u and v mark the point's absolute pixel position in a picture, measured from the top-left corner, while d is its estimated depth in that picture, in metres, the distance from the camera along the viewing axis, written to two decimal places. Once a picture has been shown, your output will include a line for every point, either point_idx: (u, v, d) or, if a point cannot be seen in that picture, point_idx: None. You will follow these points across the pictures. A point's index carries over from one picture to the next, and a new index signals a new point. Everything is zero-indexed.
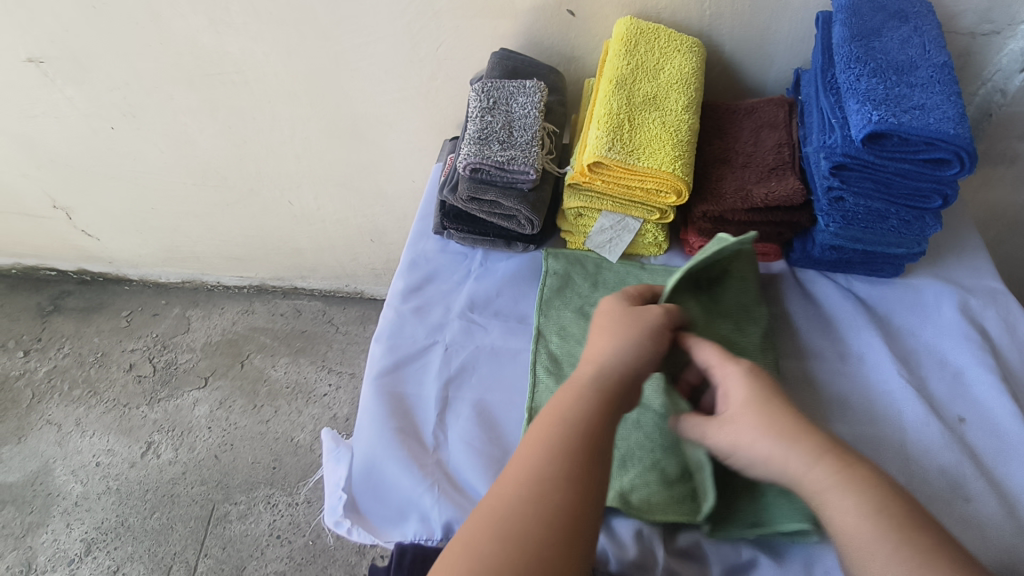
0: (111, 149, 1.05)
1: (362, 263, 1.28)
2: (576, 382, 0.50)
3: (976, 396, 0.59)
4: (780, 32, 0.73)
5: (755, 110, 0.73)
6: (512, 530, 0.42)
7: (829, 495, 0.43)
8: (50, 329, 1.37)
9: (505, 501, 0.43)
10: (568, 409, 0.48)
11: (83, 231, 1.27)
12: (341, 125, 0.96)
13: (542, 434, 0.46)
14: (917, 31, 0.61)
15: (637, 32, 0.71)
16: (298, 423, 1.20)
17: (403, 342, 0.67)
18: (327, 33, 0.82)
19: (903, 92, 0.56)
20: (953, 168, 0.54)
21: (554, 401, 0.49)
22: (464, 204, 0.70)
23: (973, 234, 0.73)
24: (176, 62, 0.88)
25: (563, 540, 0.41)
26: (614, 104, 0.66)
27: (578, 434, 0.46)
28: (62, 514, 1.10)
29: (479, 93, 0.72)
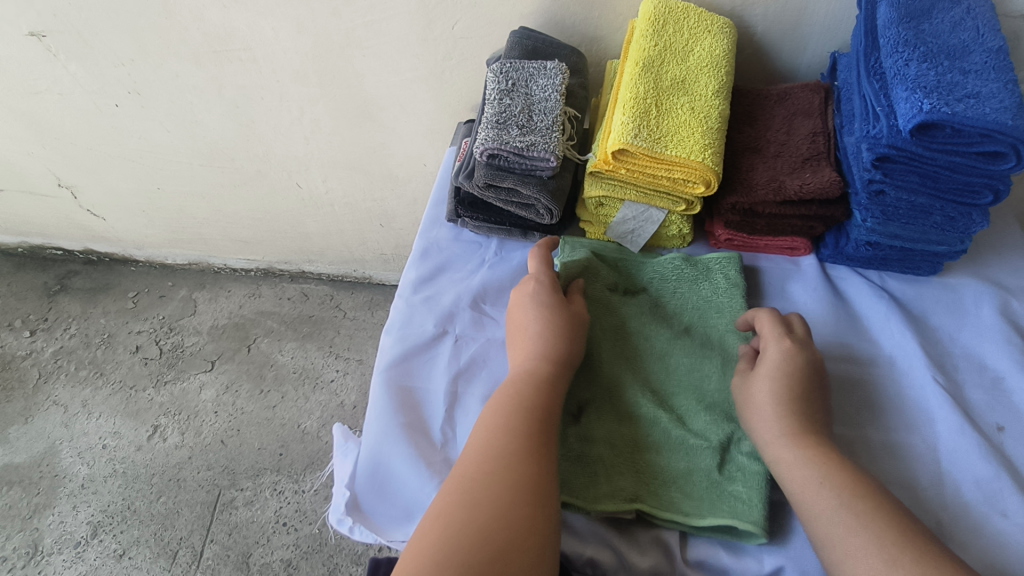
0: (116, 127, 1.02)
1: (370, 248, 1.25)
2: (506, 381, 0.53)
3: (1016, 403, 0.56)
4: (818, 13, 0.69)
5: (788, 96, 0.69)
6: (483, 497, 0.43)
7: (789, 466, 0.47)
8: (56, 309, 1.35)
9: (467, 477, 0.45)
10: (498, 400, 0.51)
11: (88, 211, 1.25)
12: (352, 105, 0.92)
13: (487, 422, 0.49)
14: (970, 13, 0.57)
15: (666, 11, 0.67)
16: (305, 409, 1.18)
17: (412, 332, 0.65)
18: (338, 9, 0.78)
19: (956, 79, 0.52)
20: (1008, 162, 0.51)
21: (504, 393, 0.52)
22: (480, 191, 0.66)
23: (1014, 231, 0.70)
24: (182, 37, 0.85)
25: (525, 506, 0.43)
26: (640, 88, 0.62)
27: (519, 415, 0.49)
28: (69, 495, 1.09)
29: (497, 74, 0.68)
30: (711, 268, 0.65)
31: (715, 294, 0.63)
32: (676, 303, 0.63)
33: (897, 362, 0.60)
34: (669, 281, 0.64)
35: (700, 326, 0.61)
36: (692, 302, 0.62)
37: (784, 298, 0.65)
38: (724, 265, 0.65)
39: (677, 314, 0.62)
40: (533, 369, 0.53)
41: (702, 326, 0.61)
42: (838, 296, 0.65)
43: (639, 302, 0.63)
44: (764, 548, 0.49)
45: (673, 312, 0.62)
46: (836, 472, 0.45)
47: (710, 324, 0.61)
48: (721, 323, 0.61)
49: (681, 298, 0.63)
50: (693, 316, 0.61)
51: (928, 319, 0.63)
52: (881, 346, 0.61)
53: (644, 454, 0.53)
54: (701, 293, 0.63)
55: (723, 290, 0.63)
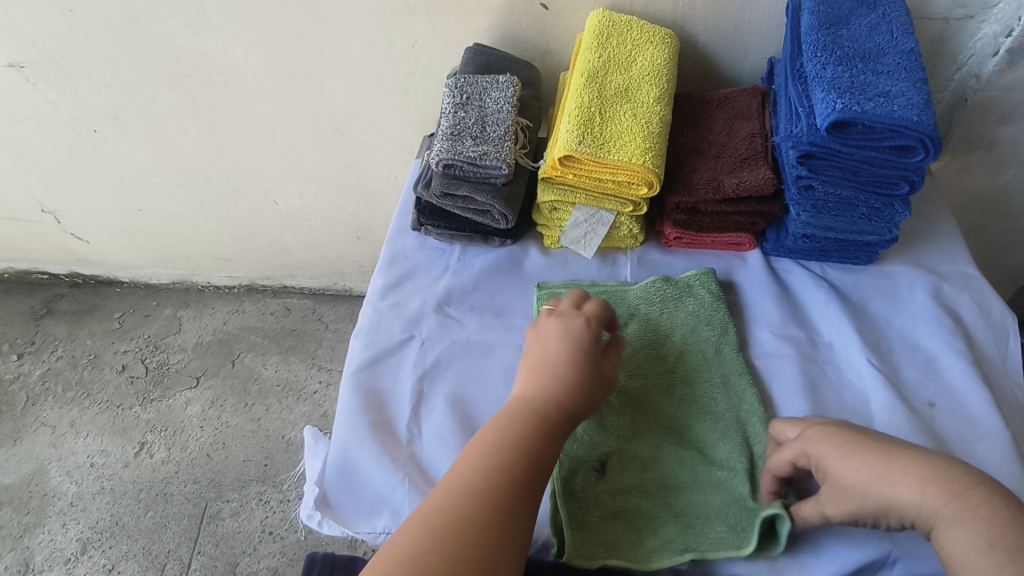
0: (96, 151, 1.05)
1: (349, 260, 1.29)
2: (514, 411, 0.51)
3: (948, 382, 0.59)
4: (754, 22, 0.73)
5: (728, 101, 0.73)
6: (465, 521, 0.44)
7: (942, 529, 0.42)
8: (43, 332, 1.38)
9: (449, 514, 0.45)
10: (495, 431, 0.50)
11: (72, 234, 1.28)
12: (322, 122, 0.96)
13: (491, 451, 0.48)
14: (886, 18, 0.61)
15: (610, 24, 0.71)
16: (290, 420, 1.21)
17: (380, 337, 0.68)
18: (304, 32, 0.82)
19: (869, 80, 0.56)
20: (918, 154, 0.55)
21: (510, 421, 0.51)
22: (438, 199, 0.70)
23: (948, 221, 0.73)
24: (155, 63, 0.88)
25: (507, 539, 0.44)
26: (585, 98, 0.66)
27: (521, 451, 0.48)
28: (58, 513, 1.11)
29: (452, 89, 0.72)
30: (691, 285, 0.67)
31: (699, 310, 0.64)
32: (666, 322, 0.64)
33: (835, 347, 0.63)
34: (655, 303, 0.65)
35: (695, 342, 0.62)
36: (682, 320, 0.64)
37: (733, 291, 0.69)
38: (704, 281, 0.67)
39: (670, 333, 0.63)
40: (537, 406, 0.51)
41: (697, 343, 0.62)
42: (782, 286, 0.69)
43: (632, 328, 0.63)
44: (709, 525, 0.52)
45: (666, 331, 0.63)
46: (987, 524, 0.40)
47: (703, 337, 0.62)
48: (712, 335, 0.63)
49: (671, 319, 0.64)
50: (686, 333, 0.63)
51: (866, 305, 0.66)
52: (821, 334, 0.65)
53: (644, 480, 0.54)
54: (688, 315, 0.64)
55: (709, 303, 0.65)
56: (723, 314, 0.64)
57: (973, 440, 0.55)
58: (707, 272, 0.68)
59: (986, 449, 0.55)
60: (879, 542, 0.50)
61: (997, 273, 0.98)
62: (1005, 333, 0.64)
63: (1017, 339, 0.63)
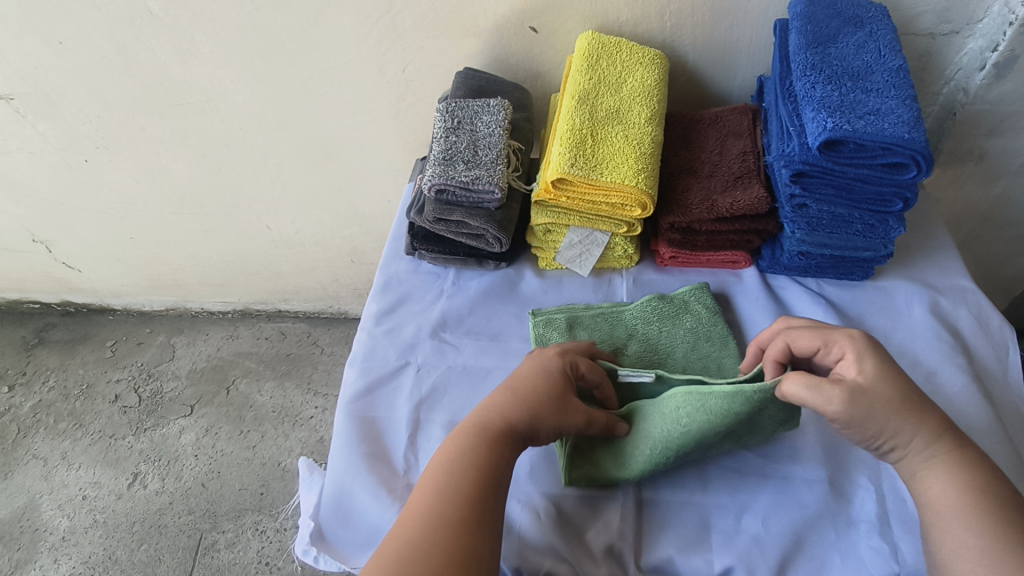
0: (87, 181, 1.05)
1: (344, 284, 1.28)
2: (478, 424, 0.50)
3: (949, 397, 0.59)
4: (743, 41, 0.73)
5: (719, 119, 0.73)
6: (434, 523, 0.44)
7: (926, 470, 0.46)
8: (34, 362, 1.36)
9: (430, 520, 0.44)
10: (469, 439, 0.49)
11: (63, 263, 1.27)
12: (314, 148, 0.96)
13: (450, 463, 0.48)
14: (873, 36, 0.61)
15: (599, 46, 0.71)
16: (286, 447, 1.19)
17: (375, 364, 0.67)
18: (294, 60, 0.82)
19: (858, 98, 0.56)
20: (911, 172, 0.55)
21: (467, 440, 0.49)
22: (431, 225, 0.70)
23: (942, 233, 0.73)
24: (146, 92, 0.88)
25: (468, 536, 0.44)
26: (576, 120, 0.66)
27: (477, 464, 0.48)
28: (50, 549, 1.09)
29: (443, 113, 0.72)
30: (687, 301, 0.66)
31: (698, 325, 0.64)
32: (666, 343, 0.63)
33: None
34: (653, 323, 0.65)
35: (697, 360, 0.61)
36: (681, 337, 0.63)
37: (730, 308, 0.68)
38: (698, 295, 0.67)
39: (672, 353, 0.62)
40: (503, 425, 0.50)
41: (698, 361, 0.61)
42: (777, 302, 0.68)
43: (633, 351, 0.63)
44: (714, 549, 0.51)
45: (666, 351, 0.62)
46: (967, 476, 0.45)
47: (705, 354, 0.62)
48: (713, 352, 0.62)
49: (670, 337, 0.63)
50: (687, 350, 0.62)
51: (863, 320, 0.66)
52: None
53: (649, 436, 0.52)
54: (686, 332, 0.64)
55: (706, 319, 0.65)
56: (720, 328, 0.64)
57: None
58: (702, 288, 0.68)
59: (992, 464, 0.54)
60: (887, 563, 0.49)
61: (992, 282, 0.98)
62: (1005, 347, 0.63)
63: (1017, 350, 0.63)
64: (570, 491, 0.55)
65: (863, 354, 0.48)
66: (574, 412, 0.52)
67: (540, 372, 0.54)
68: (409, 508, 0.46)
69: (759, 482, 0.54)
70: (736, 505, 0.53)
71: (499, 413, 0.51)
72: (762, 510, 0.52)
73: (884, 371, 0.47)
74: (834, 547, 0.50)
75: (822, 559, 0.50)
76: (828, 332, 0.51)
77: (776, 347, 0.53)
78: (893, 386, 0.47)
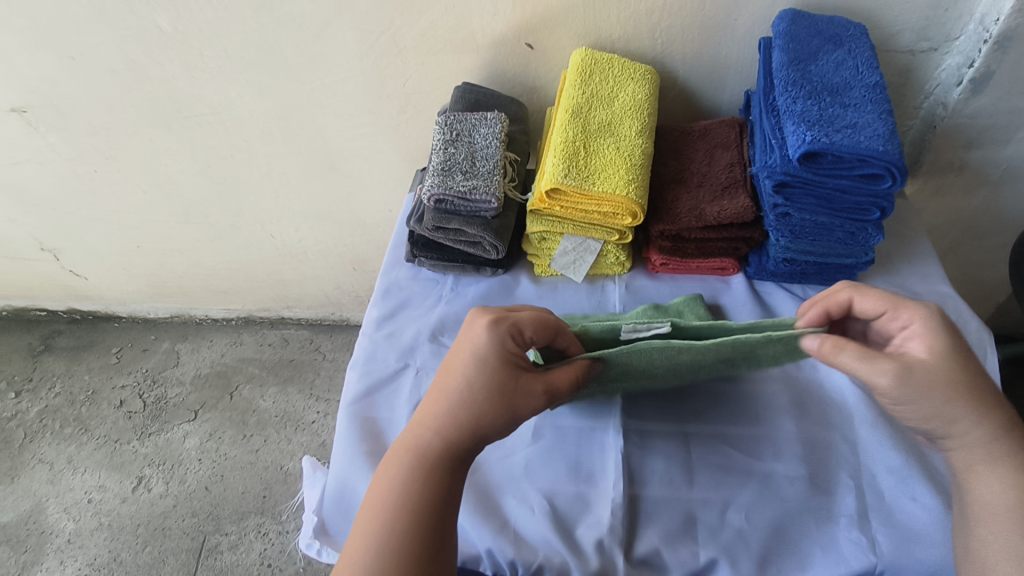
0: (97, 191, 1.08)
1: (346, 291, 1.30)
2: (412, 447, 0.51)
3: None
4: (730, 57, 0.76)
5: (708, 132, 0.76)
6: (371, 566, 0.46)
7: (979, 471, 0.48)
8: (41, 368, 1.39)
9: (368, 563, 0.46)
10: (402, 467, 0.50)
11: (71, 271, 1.30)
12: (318, 158, 0.99)
13: (385, 498, 0.49)
14: (852, 53, 0.64)
15: (592, 62, 0.74)
16: (288, 451, 1.21)
17: (376, 367, 0.69)
18: (299, 74, 0.85)
19: (837, 112, 0.59)
20: (886, 182, 0.58)
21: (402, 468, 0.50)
22: (430, 232, 0.73)
23: (923, 241, 0.76)
24: (155, 106, 0.91)
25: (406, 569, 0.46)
26: (569, 133, 0.69)
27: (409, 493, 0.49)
28: (56, 551, 1.11)
29: (443, 126, 0.75)
30: (682, 310, 0.69)
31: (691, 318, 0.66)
32: None
33: None
34: None
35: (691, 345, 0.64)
36: None
37: (719, 314, 0.71)
38: (692, 306, 0.69)
39: None
40: (437, 442, 0.51)
41: None
42: (763, 306, 0.71)
43: None
44: (700, 542, 0.53)
45: None
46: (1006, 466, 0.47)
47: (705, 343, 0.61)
48: None
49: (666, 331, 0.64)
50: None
51: None
52: None
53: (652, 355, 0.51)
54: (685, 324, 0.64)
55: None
56: None
57: None
58: (694, 295, 0.70)
59: None
60: (864, 555, 0.51)
61: (978, 289, 1.00)
62: (982, 351, 0.65)
63: (994, 353, 0.65)
64: (563, 487, 0.58)
65: (929, 328, 0.50)
66: (532, 396, 0.50)
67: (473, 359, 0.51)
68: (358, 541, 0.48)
69: (744, 478, 0.56)
70: (720, 499, 0.55)
71: (435, 429, 0.51)
72: (746, 504, 0.55)
73: (950, 354, 0.49)
74: (815, 538, 0.53)
75: (803, 551, 0.52)
76: (899, 299, 0.52)
77: (841, 296, 0.55)
78: (958, 370, 0.48)
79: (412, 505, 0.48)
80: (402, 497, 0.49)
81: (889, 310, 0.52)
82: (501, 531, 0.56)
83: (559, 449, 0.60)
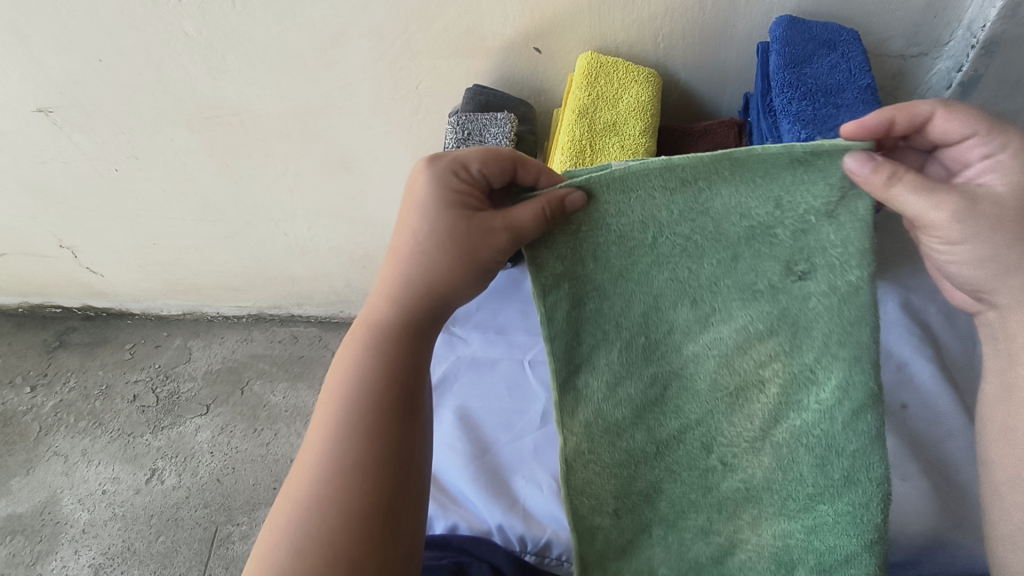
0: (116, 189, 1.11)
1: (355, 289, 1.34)
2: (370, 321, 0.55)
3: (918, 384, 0.64)
4: (730, 60, 0.80)
5: (708, 132, 0.79)
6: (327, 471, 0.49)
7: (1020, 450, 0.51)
8: (56, 364, 1.42)
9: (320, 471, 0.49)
10: (363, 336, 0.54)
11: (87, 268, 1.33)
12: (332, 158, 1.02)
13: (337, 382, 0.53)
14: (845, 57, 0.67)
15: (597, 65, 0.76)
16: (298, 444, 1.24)
17: None
18: (316, 76, 0.89)
19: (829, 112, 0.65)
20: None
21: (355, 355, 0.53)
22: None
23: None
24: (177, 107, 0.95)
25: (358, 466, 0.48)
26: (578, 132, 0.75)
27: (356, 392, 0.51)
28: (71, 540, 1.14)
29: (455, 125, 0.79)
30: None
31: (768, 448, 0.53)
32: None
33: None
34: None
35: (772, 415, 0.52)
36: None
37: None
38: None
39: None
40: (390, 314, 0.54)
41: None
42: None
43: None
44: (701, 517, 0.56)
45: None
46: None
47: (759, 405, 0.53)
48: None
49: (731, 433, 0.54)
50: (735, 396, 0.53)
51: None
52: None
53: (660, 212, 0.49)
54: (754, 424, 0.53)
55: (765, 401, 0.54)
56: None
57: None
58: None
59: (956, 443, 0.59)
60: None
61: None
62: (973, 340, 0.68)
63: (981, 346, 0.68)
64: None
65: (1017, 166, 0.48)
66: (494, 233, 0.50)
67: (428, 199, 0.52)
68: (329, 404, 0.51)
69: None
70: None
71: (389, 302, 0.54)
72: None
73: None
74: None
75: None
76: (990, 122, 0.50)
77: (926, 106, 0.51)
78: None
79: (364, 393, 0.51)
80: (354, 387, 0.52)
81: (980, 132, 0.50)
82: (510, 508, 0.59)
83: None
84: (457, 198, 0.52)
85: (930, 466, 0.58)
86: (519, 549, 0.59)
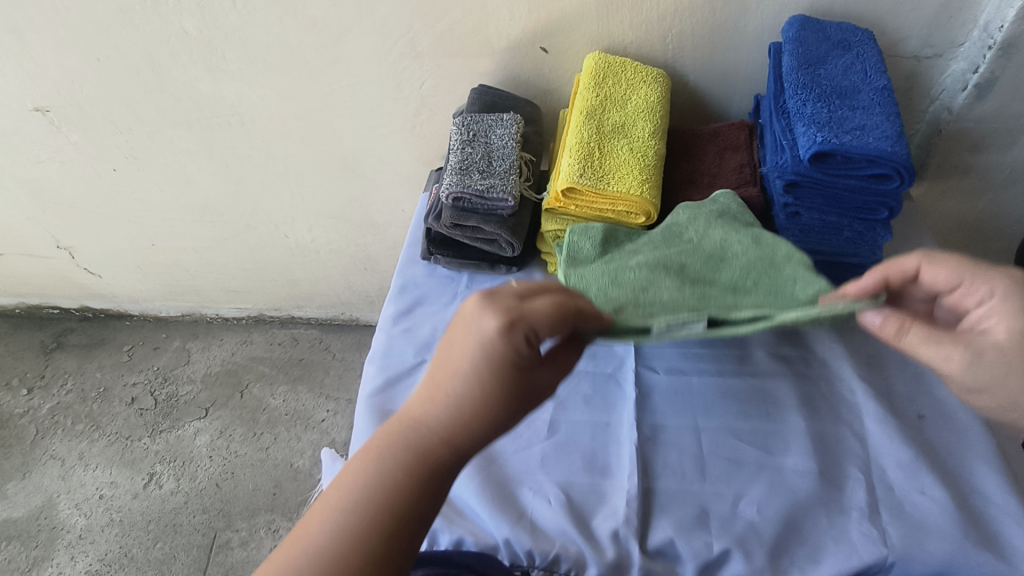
0: (114, 190, 1.10)
1: (356, 291, 1.32)
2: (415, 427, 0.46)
3: (934, 393, 0.62)
4: (740, 62, 0.78)
5: (718, 134, 0.78)
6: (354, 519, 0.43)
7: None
8: (53, 366, 1.40)
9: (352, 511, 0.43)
10: (403, 453, 0.45)
11: (85, 269, 1.31)
12: (333, 159, 1.01)
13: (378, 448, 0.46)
14: (860, 58, 0.66)
15: (606, 66, 0.76)
16: (298, 449, 1.22)
17: (392, 361, 0.71)
18: (318, 76, 0.87)
19: (846, 114, 0.61)
20: (894, 182, 0.60)
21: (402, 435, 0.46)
22: (448, 230, 0.74)
23: (928, 242, 0.78)
24: (176, 106, 0.93)
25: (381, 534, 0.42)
26: (585, 134, 0.71)
27: (402, 463, 0.45)
28: (67, 546, 1.12)
29: (460, 126, 0.77)
30: None
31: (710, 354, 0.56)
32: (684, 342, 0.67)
33: (829, 363, 0.66)
34: None
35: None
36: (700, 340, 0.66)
37: None
38: None
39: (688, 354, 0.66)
40: (439, 443, 0.45)
41: None
42: None
43: None
44: (714, 531, 0.54)
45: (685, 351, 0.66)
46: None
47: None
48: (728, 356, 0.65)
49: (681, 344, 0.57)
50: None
51: (854, 326, 0.69)
52: (814, 350, 0.67)
53: (656, 284, 0.54)
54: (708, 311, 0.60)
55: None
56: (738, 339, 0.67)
57: (961, 447, 0.58)
58: None
59: (974, 456, 0.57)
60: (875, 546, 0.52)
61: None
62: None
63: None
64: (580, 479, 0.59)
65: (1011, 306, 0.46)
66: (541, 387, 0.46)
67: (477, 358, 0.43)
68: (366, 447, 0.47)
69: (755, 471, 0.58)
70: (732, 492, 0.57)
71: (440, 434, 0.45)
72: (758, 497, 0.56)
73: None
74: (826, 530, 0.54)
75: (815, 542, 0.54)
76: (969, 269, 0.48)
77: (911, 260, 0.50)
78: None
79: (405, 481, 0.44)
80: (398, 461, 0.45)
81: (965, 281, 0.48)
82: (517, 522, 0.57)
83: (575, 443, 0.62)
84: (514, 360, 0.43)
85: (948, 480, 0.56)
86: (526, 566, 0.56)
